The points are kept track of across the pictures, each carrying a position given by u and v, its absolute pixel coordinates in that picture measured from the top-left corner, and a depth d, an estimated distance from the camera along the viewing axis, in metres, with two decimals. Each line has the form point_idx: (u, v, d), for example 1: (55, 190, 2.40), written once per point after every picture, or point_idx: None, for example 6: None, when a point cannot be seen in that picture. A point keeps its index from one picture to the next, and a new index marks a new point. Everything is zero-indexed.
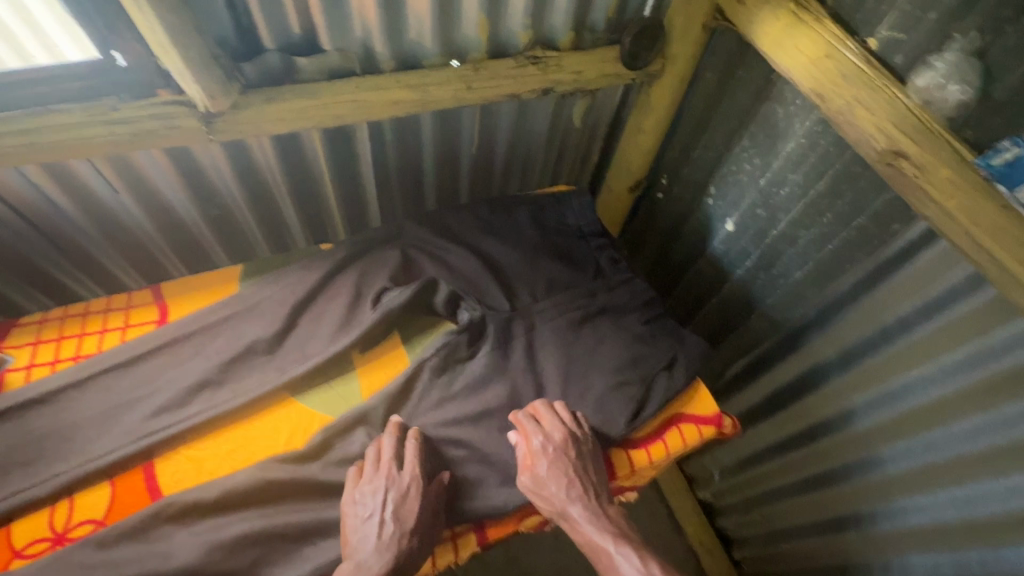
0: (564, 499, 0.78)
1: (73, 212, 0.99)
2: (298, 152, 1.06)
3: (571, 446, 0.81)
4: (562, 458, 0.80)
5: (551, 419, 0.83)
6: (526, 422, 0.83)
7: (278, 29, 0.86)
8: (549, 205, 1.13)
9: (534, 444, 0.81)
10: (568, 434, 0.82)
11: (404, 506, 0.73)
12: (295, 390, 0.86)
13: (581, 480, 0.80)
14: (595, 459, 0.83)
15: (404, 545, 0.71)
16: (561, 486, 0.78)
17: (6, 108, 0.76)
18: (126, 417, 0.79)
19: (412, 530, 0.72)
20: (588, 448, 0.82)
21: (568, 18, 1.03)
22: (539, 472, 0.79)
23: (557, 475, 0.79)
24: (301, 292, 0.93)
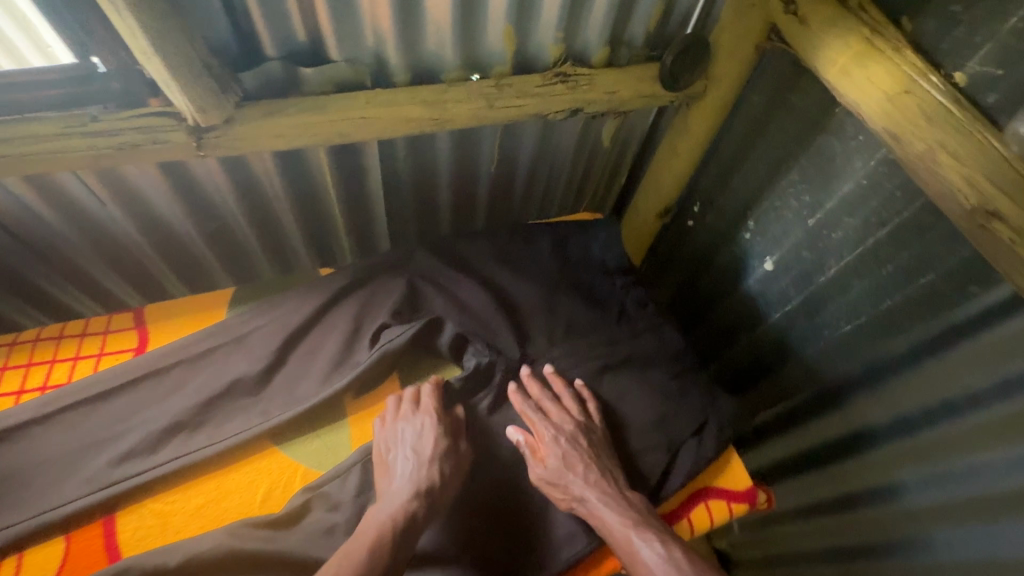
0: (581, 483, 0.73)
1: (58, 224, 0.92)
2: (302, 169, 0.98)
3: (582, 434, 0.78)
4: (573, 445, 0.76)
5: (558, 412, 0.79)
6: (530, 413, 0.80)
7: (282, 36, 0.77)
8: (572, 236, 1.03)
9: (543, 435, 0.77)
10: (577, 420, 0.79)
11: (426, 440, 0.74)
12: (279, 439, 0.78)
13: (596, 462, 0.75)
14: (608, 446, 0.79)
15: (434, 475, 0.71)
16: (576, 467, 0.74)
17: None
18: (90, 461, 0.71)
19: (441, 460, 0.72)
20: (599, 436, 0.79)
21: (604, 32, 0.93)
22: (551, 461, 0.75)
23: (571, 460, 0.74)
24: (294, 325, 0.85)
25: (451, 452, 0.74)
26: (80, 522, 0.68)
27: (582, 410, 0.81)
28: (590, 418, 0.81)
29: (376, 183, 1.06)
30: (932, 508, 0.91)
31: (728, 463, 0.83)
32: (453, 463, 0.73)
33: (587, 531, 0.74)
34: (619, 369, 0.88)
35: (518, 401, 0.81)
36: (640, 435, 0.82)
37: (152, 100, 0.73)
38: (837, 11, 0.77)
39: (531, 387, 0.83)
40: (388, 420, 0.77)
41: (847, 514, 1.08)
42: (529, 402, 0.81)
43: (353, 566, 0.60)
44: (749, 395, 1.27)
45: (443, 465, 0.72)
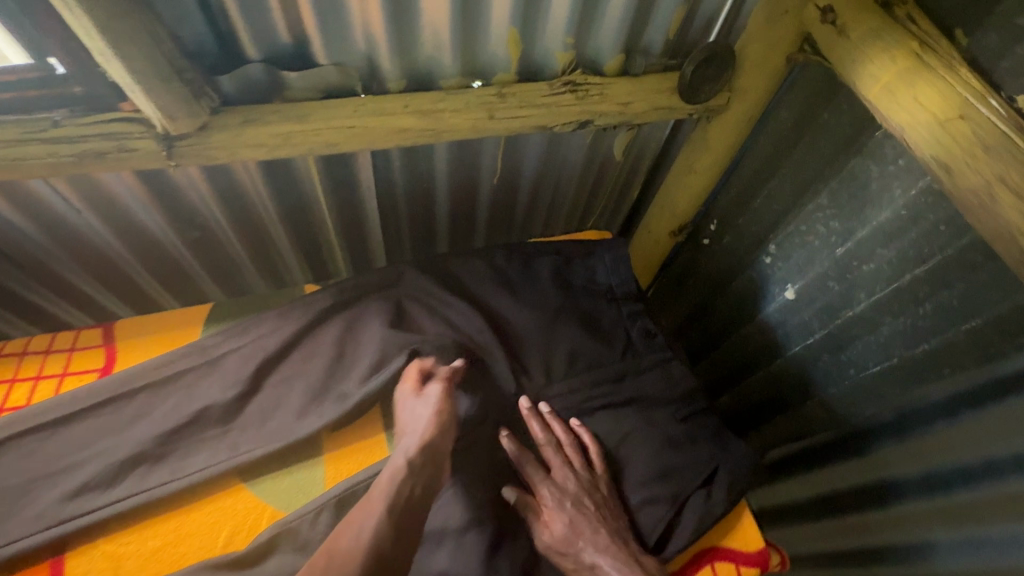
0: (591, 552, 0.67)
1: (33, 232, 0.87)
2: (289, 179, 0.92)
3: (588, 496, 0.71)
4: (579, 508, 0.70)
5: (560, 472, 0.73)
6: (531, 471, 0.73)
7: (263, 37, 0.70)
8: (576, 256, 0.96)
9: (547, 500, 0.71)
10: (580, 478, 0.73)
11: (421, 395, 0.73)
12: (247, 474, 0.72)
13: (606, 526, 0.69)
14: (615, 502, 0.73)
15: (431, 417, 0.70)
16: (585, 533, 0.68)
17: None
18: (42, 494, 0.66)
19: (433, 403, 0.72)
20: (604, 493, 0.73)
21: (618, 38, 0.85)
22: (556, 530, 0.69)
23: (578, 525, 0.69)
24: (271, 348, 0.78)
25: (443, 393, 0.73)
26: (28, 561, 0.63)
27: (585, 463, 0.75)
28: (594, 471, 0.74)
29: (370, 194, 1.00)
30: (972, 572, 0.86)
31: (740, 519, 0.76)
32: (446, 402, 0.72)
33: None
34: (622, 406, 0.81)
35: (517, 454, 0.74)
36: (641, 481, 0.75)
37: (123, 105, 0.68)
38: (880, 23, 0.69)
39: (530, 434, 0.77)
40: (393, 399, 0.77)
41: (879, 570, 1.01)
42: (526, 459, 0.74)
43: (371, 512, 0.59)
44: (764, 430, 1.19)
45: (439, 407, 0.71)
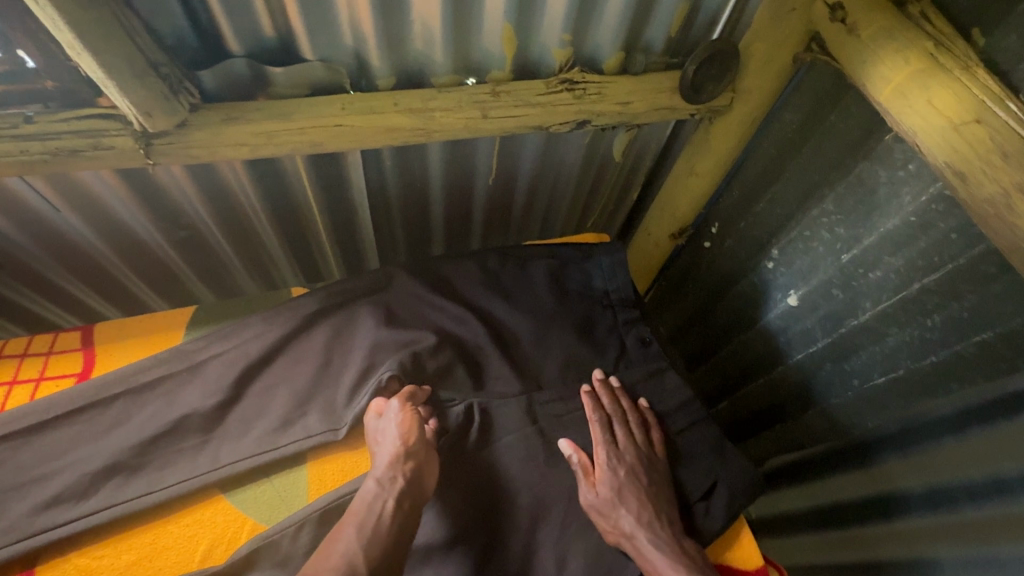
0: (635, 522, 0.66)
1: (12, 231, 0.84)
2: (277, 179, 0.89)
3: (642, 468, 0.71)
4: (632, 478, 0.69)
5: (624, 439, 0.73)
6: (596, 431, 0.74)
7: (246, 31, 0.67)
8: (572, 261, 0.93)
9: (602, 459, 0.71)
10: (640, 451, 0.73)
11: (386, 417, 0.69)
12: (226, 485, 0.69)
13: (653, 501, 0.68)
14: (666, 482, 0.72)
15: (397, 440, 0.66)
16: (634, 502, 0.67)
17: None
18: (13, 505, 0.64)
19: (399, 424, 0.67)
20: (661, 472, 0.72)
21: (618, 34, 0.82)
22: (606, 489, 0.68)
23: (629, 493, 0.68)
24: (254, 355, 0.76)
25: (408, 413, 0.69)
26: None
27: (647, 441, 0.75)
28: (654, 450, 0.74)
29: (361, 195, 0.97)
30: None
31: (738, 535, 0.73)
32: (411, 424, 0.68)
33: None
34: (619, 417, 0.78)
35: (590, 410, 0.76)
36: None
37: (100, 100, 0.65)
38: (892, 22, 0.65)
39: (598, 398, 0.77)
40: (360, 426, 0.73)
41: None
42: (596, 416, 0.75)
43: (348, 550, 0.56)
44: (763, 438, 1.16)
45: (407, 428, 0.67)
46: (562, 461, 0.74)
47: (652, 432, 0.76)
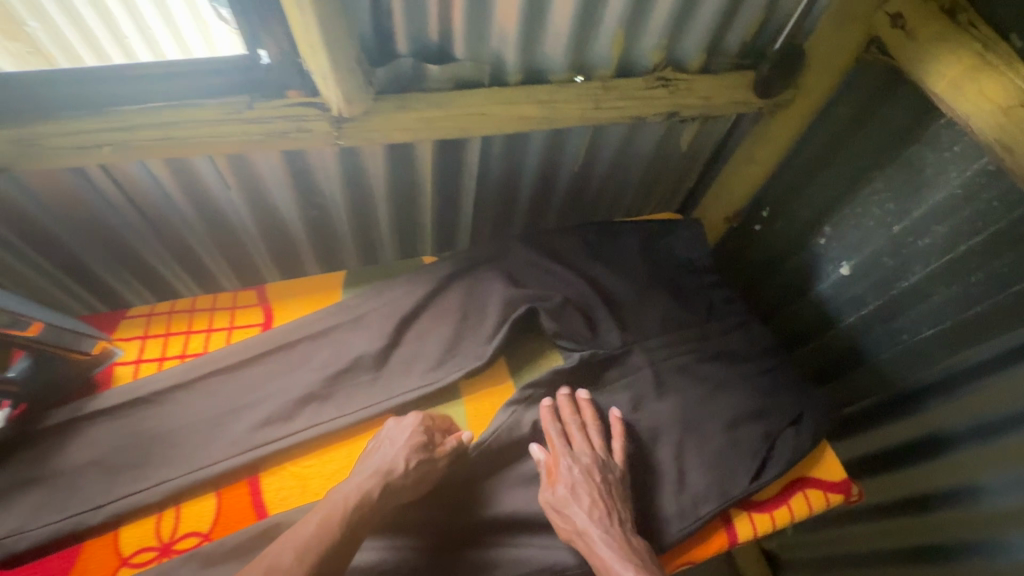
0: (587, 519, 0.70)
1: (185, 206, 0.97)
2: (406, 162, 1.02)
3: (598, 469, 0.75)
4: (585, 478, 0.73)
5: (580, 443, 0.77)
6: (554, 436, 0.79)
7: (416, 34, 0.82)
8: (658, 233, 1.07)
9: (560, 461, 0.76)
10: (600, 454, 0.77)
11: (402, 432, 0.75)
12: (400, 411, 0.82)
13: (605, 500, 0.72)
14: (622, 484, 0.75)
15: (402, 461, 0.71)
16: (588, 503, 0.71)
17: (138, 100, 0.73)
18: (232, 425, 0.76)
19: (402, 449, 0.73)
20: (618, 474, 0.76)
21: (705, 38, 0.97)
22: (563, 490, 0.73)
23: (581, 494, 0.72)
24: (406, 307, 0.89)
25: (431, 448, 0.74)
26: (228, 480, 0.73)
27: (607, 444, 0.79)
28: (614, 453, 0.78)
29: (469, 178, 1.11)
30: (1014, 512, 0.96)
31: (824, 455, 0.85)
32: (421, 451, 0.73)
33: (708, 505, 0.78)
34: (727, 362, 0.92)
35: (546, 420, 0.81)
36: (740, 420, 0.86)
37: (290, 93, 0.78)
38: (945, 28, 0.81)
39: (559, 408, 0.82)
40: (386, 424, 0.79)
41: (920, 518, 1.12)
42: (553, 426, 0.80)
43: (303, 539, 0.62)
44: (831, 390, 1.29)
45: (413, 454, 0.72)
46: (670, 394, 0.87)
47: (613, 441, 0.79)
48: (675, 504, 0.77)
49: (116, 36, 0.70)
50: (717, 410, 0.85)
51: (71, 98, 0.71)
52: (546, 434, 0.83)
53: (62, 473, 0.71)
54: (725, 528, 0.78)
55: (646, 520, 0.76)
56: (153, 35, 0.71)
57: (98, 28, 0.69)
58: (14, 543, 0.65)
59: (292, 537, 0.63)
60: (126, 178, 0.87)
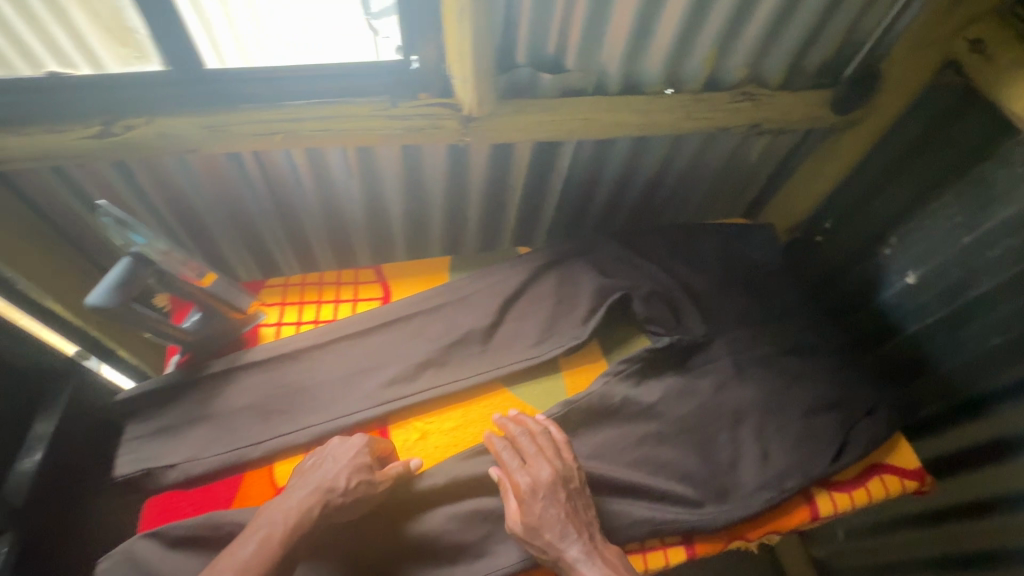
0: (560, 541, 0.70)
1: (310, 194, 1.08)
2: (504, 164, 1.11)
3: (559, 487, 0.72)
4: (549, 502, 0.71)
5: (536, 460, 0.74)
6: (506, 456, 0.75)
7: (536, 48, 0.92)
8: (734, 236, 1.14)
9: (520, 484, 0.73)
10: (559, 467, 0.74)
11: (348, 450, 0.74)
12: (506, 381, 0.91)
13: (572, 521, 0.71)
14: (586, 496, 0.75)
15: (342, 479, 0.70)
16: (558, 525, 0.70)
17: (290, 98, 0.84)
18: (363, 382, 0.86)
19: (340, 466, 0.72)
20: (577, 484, 0.74)
21: (788, 57, 1.06)
22: (533, 517, 0.71)
23: (549, 521, 0.70)
24: (509, 291, 0.98)
25: (368, 469, 0.73)
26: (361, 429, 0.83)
27: (560, 452, 0.76)
28: (568, 460, 0.75)
29: (557, 182, 1.19)
30: None
31: (899, 444, 0.90)
32: (361, 471, 0.72)
33: (793, 479, 0.83)
34: (803, 356, 0.98)
35: (495, 440, 0.77)
36: (818, 408, 0.92)
37: (421, 95, 0.89)
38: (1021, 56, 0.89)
39: (506, 427, 0.79)
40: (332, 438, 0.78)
41: (984, 521, 1.14)
42: (501, 443, 0.76)
43: (243, 560, 0.64)
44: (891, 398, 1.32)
45: (356, 473, 0.72)
46: (750, 380, 0.93)
47: (566, 446, 0.77)
48: (761, 475, 0.84)
49: (211, 39, 0.78)
50: (796, 397, 0.92)
51: (231, 91, 0.81)
52: (636, 407, 0.88)
53: (223, 414, 0.81)
54: (808, 505, 0.84)
55: (734, 490, 0.83)
56: (241, 42, 0.80)
57: (201, 36, 0.77)
58: (191, 468, 0.76)
59: (234, 566, 0.64)
60: (270, 164, 0.99)
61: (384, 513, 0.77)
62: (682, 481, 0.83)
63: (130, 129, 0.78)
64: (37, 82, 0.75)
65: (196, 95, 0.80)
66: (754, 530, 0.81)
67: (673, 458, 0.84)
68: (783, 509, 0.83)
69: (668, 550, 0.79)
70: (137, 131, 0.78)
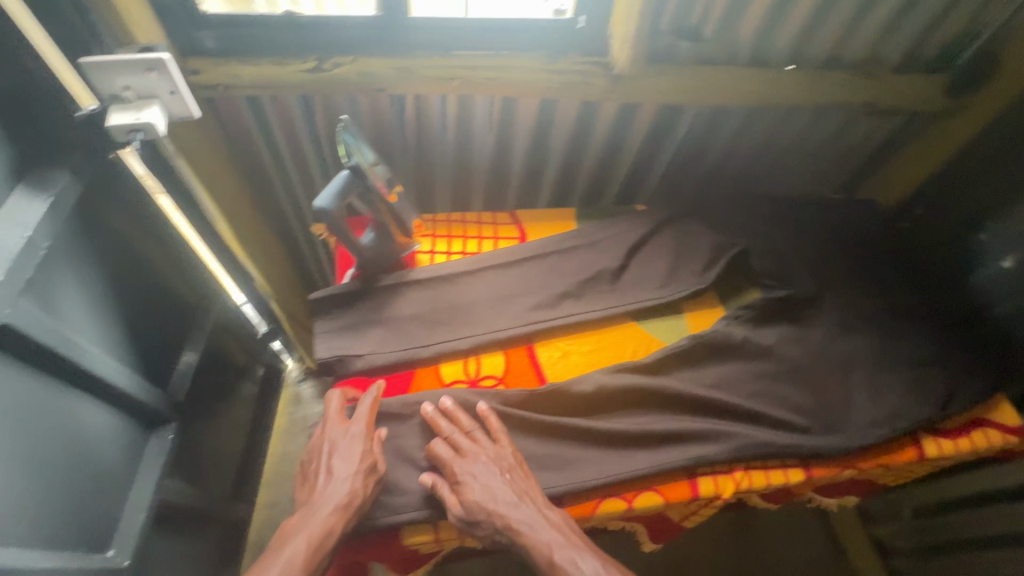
0: (503, 509, 0.73)
1: (451, 142, 1.20)
2: (625, 125, 1.21)
3: (494, 463, 0.77)
4: (485, 477, 0.75)
5: (470, 445, 0.78)
6: (441, 447, 0.78)
7: (682, 14, 1.01)
8: (838, 208, 1.20)
9: (458, 470, 0.76)
10: (489, 450, 0.78)
11: (349, 456, 0.76)
12: (634, 316, 1.00)
13: (514, 489, 0.75)
14: (523, 469, 0.79)
15: (357, 484, 0.74)
16: (500, 495, 0.74)
17: (471, 47, 0.96)
18: (512, 306, 0.97)
19: (345, 466, 0.75)
20: (512, 459, 0.78)
21: (911, 39, 1.11)
22: (473, 493, 0.73)
23: (489, 494, 0.73)
24: (635, 238, 1.08)
25: (373, 466, 0.76)
26: (511, 343, 0.93)
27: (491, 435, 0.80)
28: (499, 442, 0.80)
29: (669, 147, 1.28)
30: None
31: (1002, 404, 0.96)
32: (372, 473, 0.76)
33: (899, 421, 0.91)
34: (909, 318, 1.05)
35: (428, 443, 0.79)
36: (922, 364, 0.98)
37: (572, 54, 0.98)
38: None
39: (436, 422, 0.81)
40: (328, 433, 0.80)
41: None
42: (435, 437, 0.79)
43: None
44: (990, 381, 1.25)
45: (363, 476, 0.75)
46: (855, 335, 1.01)
47: (499, 429, 0.81)
48: (866, 414, 0.92)
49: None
50: (901, 353, 0.99)
51: (419, 38, 0.93)
52: (754, 348, 0.97)
53: (395, 319, 0.93)
54: (915, 446, 0.92)
55: (846, 426, 0.91)
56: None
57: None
58: (374, 359, 0.88)
59: None
60: (427, 110, 1.10)
61: (545, 408, 0.87)
62: (798, 413, 0.92)
63: (338, 67, 0.91)
64: (275, 19, 0.89)
65: (395, 43, 0.93)
66: (866, 461, 0.90)
67: (787, 393, 0.94)
68: (892, 447, 0.91)
69: (788, 469, 0.87)
70: (344, 68, 0.91)
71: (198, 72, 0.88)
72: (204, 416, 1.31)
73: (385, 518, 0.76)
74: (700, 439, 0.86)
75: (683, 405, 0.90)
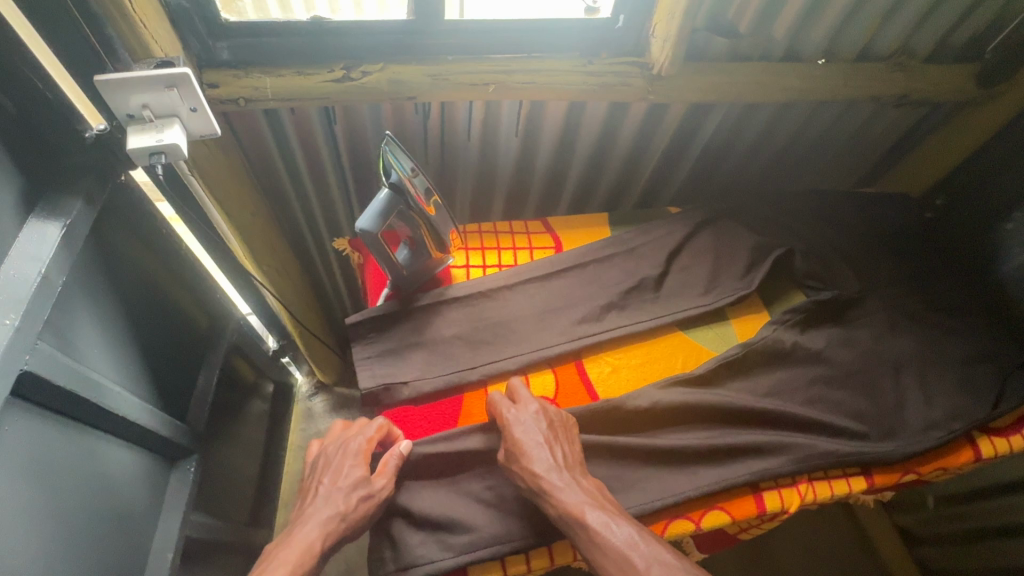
0: (540, 462, 0.71)
1: (473, 148, 1.14)
2: (653, 126, 1.16)
3: (544, 417, 0.76)
4: (531, 427, 0.74)
5: (527, 395, 0.78)
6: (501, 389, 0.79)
7: (718, 10, 0.97)
8: (870, 203, 1.18)
9: (508, 413, 0.76)
10: (544, 403, 0.78)
11: (341, 471, 0.74)
12: (680, 326, 0.97)
13: (555, 448, 0.73)
14: (569, 434, 0.77)
15: (344, 502, 0.71)
16: (541, 448, 0.72)
17: (503, 51, 0.91)
18: (557, 321, 0.93)
19: (335, 483, 0.73)
20: (563, 421, 0.77)
21: (944, 30, 1.09)
22: (516, 435, 0.73)
23: (531, 441, 0.72)
24: (673, 243, 1.04)
25: (363, 483, 0.73)
26: (559, 360, 0.90)
27: (548, 394, 0.80)
28: (556, 401, 0.79)
29: (696, 147, 1.24)
30: None
31: None
32: (360, 491, 0.72)
33: (956, 422, 0.90)
34: (953, 314, 1.03)
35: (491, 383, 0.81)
36: (971, 362, 0.97)
37: (606, 55, 0.94)
38: None
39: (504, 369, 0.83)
40: (327, 451, 0.79)
41: None
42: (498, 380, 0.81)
43: None
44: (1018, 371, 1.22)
45: (352, 492, 0.72)
46: (902, 334, 0.99)
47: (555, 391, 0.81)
48: (922, 416, 0.91)
49: None
50: (949, 351, 0.98)
51: (448, 43, 0.88)
52: (803, 354, 0.94)
53: (436, 341, 0.88)
54: (971, 446, 0.91)
55: (902, 429, 0.90)
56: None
57: None
58: (421, 385, 0.84)
59: None
60: (451, 116, 1.05)
61: (601, 428, 0.84)
62: (855, 419, 0.90)
63: (366, 75, 0.85)
64: (299, 26, 0.83)
65: (425, 48, 0.88)
66: (925, 465, 0.89)
67: (841, 398, 0.92)
68: (950, 450, 0.90)
69: (851, 479, 0.85)
70: (373, 77, 0.86)
71: (215, 85, 0.82)
72: (221, 442, 1.25)
73: (449, 558, 0.72)
74: (763, 451, 0.84)
75: (739, 418, 0.87)
